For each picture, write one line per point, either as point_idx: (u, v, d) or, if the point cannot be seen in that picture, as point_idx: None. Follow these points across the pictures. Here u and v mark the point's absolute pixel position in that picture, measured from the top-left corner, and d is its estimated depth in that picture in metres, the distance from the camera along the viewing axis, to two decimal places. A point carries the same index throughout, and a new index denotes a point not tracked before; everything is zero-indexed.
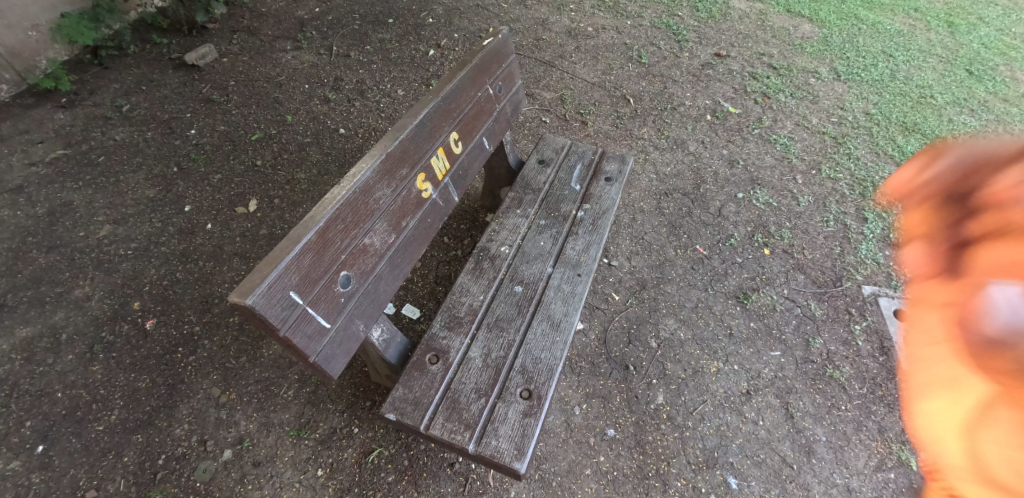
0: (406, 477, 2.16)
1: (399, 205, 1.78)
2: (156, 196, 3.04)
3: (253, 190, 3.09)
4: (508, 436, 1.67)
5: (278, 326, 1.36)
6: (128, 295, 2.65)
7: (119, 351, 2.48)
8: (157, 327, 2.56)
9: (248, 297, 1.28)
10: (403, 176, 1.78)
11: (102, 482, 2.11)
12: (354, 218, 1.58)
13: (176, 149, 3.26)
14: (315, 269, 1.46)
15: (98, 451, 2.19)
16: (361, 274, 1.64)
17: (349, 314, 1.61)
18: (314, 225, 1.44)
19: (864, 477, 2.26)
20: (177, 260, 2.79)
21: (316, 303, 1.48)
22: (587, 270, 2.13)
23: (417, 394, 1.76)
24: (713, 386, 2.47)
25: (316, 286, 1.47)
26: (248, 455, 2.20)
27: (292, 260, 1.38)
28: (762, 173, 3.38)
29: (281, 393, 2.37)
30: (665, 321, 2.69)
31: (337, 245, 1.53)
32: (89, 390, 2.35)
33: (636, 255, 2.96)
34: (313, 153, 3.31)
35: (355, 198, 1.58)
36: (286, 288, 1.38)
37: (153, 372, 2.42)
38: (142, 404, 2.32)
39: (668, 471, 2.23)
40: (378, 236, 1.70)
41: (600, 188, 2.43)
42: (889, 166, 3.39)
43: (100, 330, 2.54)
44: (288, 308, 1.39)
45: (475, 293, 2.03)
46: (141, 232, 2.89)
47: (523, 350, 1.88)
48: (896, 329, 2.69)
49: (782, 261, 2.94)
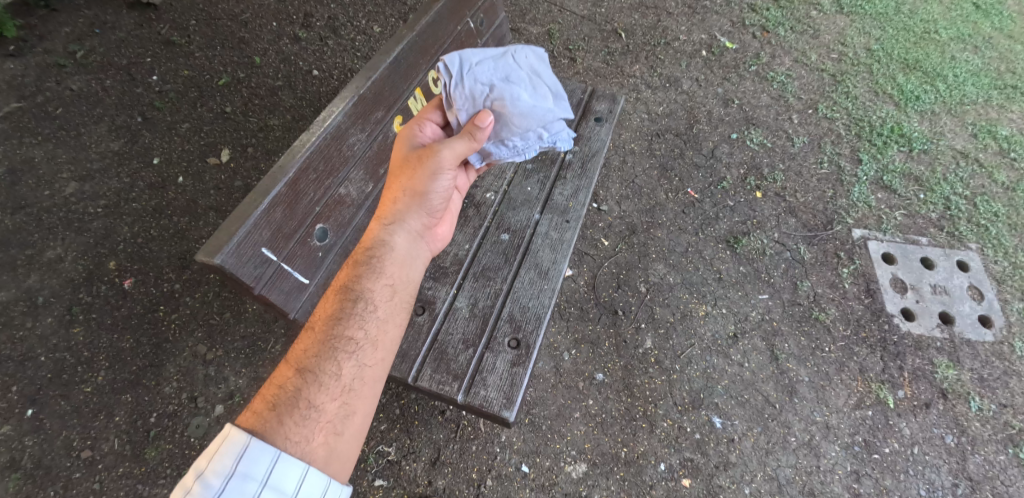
0: (398, 425, 2.21)
1: (377, 152, 1.68)
2: (123, 149, 2.87)
3: (224, 138, 2.94)
4: (496, 386, 1.68)
5: (253, 285, 1.33)
6: (103, 254, 2.55)
7: (99, 311, 2.41)
8: (135, 286, 2.47)
9: (217, 256, 1.23)
10: (380, 119, 1.67)
11: (96, 442, 2.13)
12: (327, 167, 1.50)
13: (140, 98, 3.06)
14: (287, 224, 1.40)
15: (89, 413, 2.19)
16: (337, 226, 1.58)
17: (327, 268, 1.57)
18: (284, 177, 1.37)
19: (842, 414, 2.35)
20: (150, 217, 2.66)
21: (292, 259, 1.44)
22: (576, 216, 2.06)
23: (404, 346, 1.74)
24: (701, 330, 2.49)
25: (291, 242, 1.42)
26: (240, 410, 2.23)
27: (261, 215, 1.32)
28: (757, 113, 3.28)
29: (268, 348, 2.35)
30: (654, 266, 2.66)
31: (311, 197, 1.46)
32: (73, 353, 2.31)
33: (626, 200, 2.89)
34: (286, 97, 3.12)
35: (327, 145, 1.49)
36: (257, 245, 1.33)
37: (136, 332, 2.37)
38: (129, 364, 2.30)
39: (655, 412, 2.28)
40: (354, 186, 1.62)
41: (589, 129, 2.33)
42: (886, 106, 3.31)
43: (77, 292, 2.45)
44: (261, 265, 1.35)
45: (460, 242, 1.96)
46: (111, 188, 2.74)
47: (510, 299, 1.85)
48: (882, 271, 2.71)
49: (774, 205, 2.90)
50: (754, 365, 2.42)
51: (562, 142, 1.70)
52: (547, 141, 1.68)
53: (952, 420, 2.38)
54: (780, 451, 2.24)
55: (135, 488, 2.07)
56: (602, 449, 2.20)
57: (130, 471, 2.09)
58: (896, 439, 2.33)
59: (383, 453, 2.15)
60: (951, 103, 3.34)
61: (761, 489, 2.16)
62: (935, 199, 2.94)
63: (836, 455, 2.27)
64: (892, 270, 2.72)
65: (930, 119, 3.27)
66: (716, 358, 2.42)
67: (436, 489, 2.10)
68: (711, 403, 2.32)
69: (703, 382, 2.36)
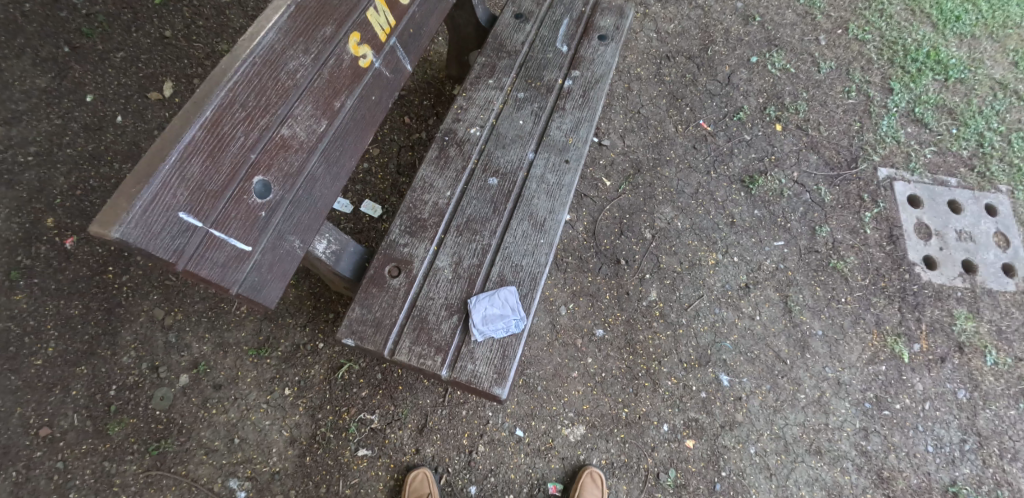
0: (380, 391, 2.04)
1: (328, 80, 1.35)
2: (52, 87, 2.31)
3: (166, 68, 2.49)
4: (486, 359, 1.47)
5: (172, 259, 1.06)
6: (39, 211, 2.12)
7: (42, 276, 2.05)
8: (80, 247, 2.11)
9: (114, 228, 0.96)
10: (329, 37, 1.32)
11: (54, 419, 1.89)
12: (260, 102, 1.18)
13: (64, 23, 2.42)
14: (211, 179, 1.11)
15: (43, 387, 1.92)
16: (285, 177, 1.28)
17: (276, 229, 1.28)
18: (198, 117, 1.06)
19: (855, 370, 2.21)
20: (89, 165, 2.22)
21: (225, 222, 1.16)
22: (576, 156, 1.77)
23: (377, 314, 1.50)
24: (710, 280, 2.28)
25: (220, 202, 1.13)
26: (206, 378, 2.01)
27: (171, 170, 1.03)
28: (781, 33, 2.91)
29: (233, 312, 2.12)
30: (661, 210, 2.41)
31: (240, 142, 1.16)
32: (18, 322, 1.97)
33: (631, 133, 2.58)
34: (236, 17, 2.68)
35: (257, 73, 1.16)
36: (172, 209, 1.04)
37: (85, 296, 2.05)
38: (80, 333, 2.00)
39: (659, 370, 2.11)
40: (302, 124, 1.30)
41: (591, 49, 1.98)
42: (924, 27, 2.95)
43: (14, 256, 2.05)
44: (183, 234, 1.07)
45: (440, 189, 1.68)
46: (40, 132, 2.23)
47: (501, 256, 1.60)
48: (906, 216, 2.49)
49: (795, 139, 2.62)
50: (766, 318, 2.24)
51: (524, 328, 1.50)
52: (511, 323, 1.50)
53: (966, 375, 2.26)
54: (788, 409, 2.11)
55: (101, 466, 1.86)
56: (601, 410, 2.05)
57: (94, 448, 1.88)
58: (907, 395, 2.20)
59: (366, 421, 2.00)
60: (994, 26, 2.99)
61: (767, 448, 2.05)
62: (968, 135, 2.68)
63: (846, 412, 2.14)
64: (918, 215, 2.50)
65: (969, 43, 2.93)
66: (726, 310, 2.24)
67: (424, 457, 1.97)
68: (719, 360, 2.15)
69: (711, 337, 2.19)
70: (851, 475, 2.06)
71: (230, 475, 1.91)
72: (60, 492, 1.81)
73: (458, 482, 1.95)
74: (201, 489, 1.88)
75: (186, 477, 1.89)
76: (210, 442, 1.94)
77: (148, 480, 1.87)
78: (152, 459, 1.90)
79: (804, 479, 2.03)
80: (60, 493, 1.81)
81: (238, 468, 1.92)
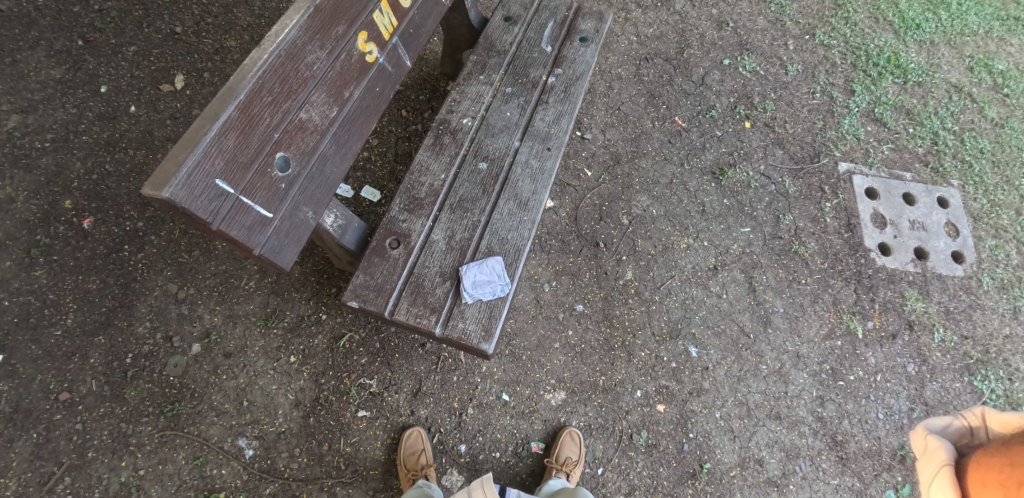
0: (378, 358, 2.23)
1: (340, 72, 1.54)
2: (66, 77, 2.45)
3: (177, 63, 2.62)
4: (475, 318, 1.66)
5: (209, 219, 1.24)
6: (58, 193, 2.25)
7: (61, 253, 2.18)
8: (96, 227, 2.24)
9: (164, 189, 1.15)
10: (341, 35, 1.51)
11: (74, 384, 2.02)
12: (283, 89, 1.38)
13: (78, 18, 2.58)
14: (242, 152, 1.30)
15: (62, 355, 2.05)
16: (301, 155, 1.47)
17: (293, 202, 1.47)
18: (233, 99, 1.26)
19: (813, 344, 2.42)
20: (104, 151, 2.37)
21: (252, 191, 1.34)
22: (557, 144, 1.97)
23: (379, 280, 1.69)
24: (681, 262, 2.50)
25: (248, 173, 1.32)
26: (218, 347, 2.17)
27: (210, 142, 1.22)
28: (752, 37, 3.14)
29: (242, 288, 2.27)
30: (638, 198, 2.62)
31: (267, 122, 1.35)
32: (38, 296, 2.10)
33: (611, 128, 2.79)
34: (243, 15, 2.81)
35: (281, 64, 1.36)
36: (209, 176, 1.23)
37: (101, 272, 2.19)
38: (97, 305, 2.14)
39: (634, 342, 2.33)
40: (317, 109, 1.49)
41: (573, 50, 2.18)
42: (886, 34, 3.20)
43: (34, 233, 2.18)
44: (218, 199, 1.26)
45: (435, 172, 1.88)
46: (56, 120, 2.37)
47: (489, 231, 1.79)
48: (864, 206, 2.71)
49: (762, 135, 2.85)
50: (732, 296, 2.46)
51: (511, 290, 1.70)
52: (498, 290, 1.70)
53: (915, 351, 2.45)
54: (750, 378, 2.33)
55: (118, 427, 2.00)
56: (580, 377, 2.26)
57: (111, 411, 2.02)
58: (861, 367, 2.40)
59: (365, 386, 2.19)
60: (952, 34, 3.22)
61: (731, 413, 2.26)
62: (924, 134, 2.91)
63: (804, 381, 2.35)
64: (874, 205, 2.72)
65: (928, 49, 3.17)
66: (695, 289, 2.46)
67: (419, 418, 2.17)
68: (688, 333, 2.38)
69: (682, 312, 2.41)
70: (807, 438, 2.26)
71: (240, 435, 2.06)
72: (80, 451, 1.95)
73: (449, 441, 2.15)
74: (212, 447, 2.03)
75: (198, 437, 2.03)
76: (221, 405, 2.09)
77: (162, 439, 2.01)
78: (166, 420, 2.04)
79: (765, 441, 2.23)
80: (80, 452, 1.95)
81: (247, 428, 2.07)
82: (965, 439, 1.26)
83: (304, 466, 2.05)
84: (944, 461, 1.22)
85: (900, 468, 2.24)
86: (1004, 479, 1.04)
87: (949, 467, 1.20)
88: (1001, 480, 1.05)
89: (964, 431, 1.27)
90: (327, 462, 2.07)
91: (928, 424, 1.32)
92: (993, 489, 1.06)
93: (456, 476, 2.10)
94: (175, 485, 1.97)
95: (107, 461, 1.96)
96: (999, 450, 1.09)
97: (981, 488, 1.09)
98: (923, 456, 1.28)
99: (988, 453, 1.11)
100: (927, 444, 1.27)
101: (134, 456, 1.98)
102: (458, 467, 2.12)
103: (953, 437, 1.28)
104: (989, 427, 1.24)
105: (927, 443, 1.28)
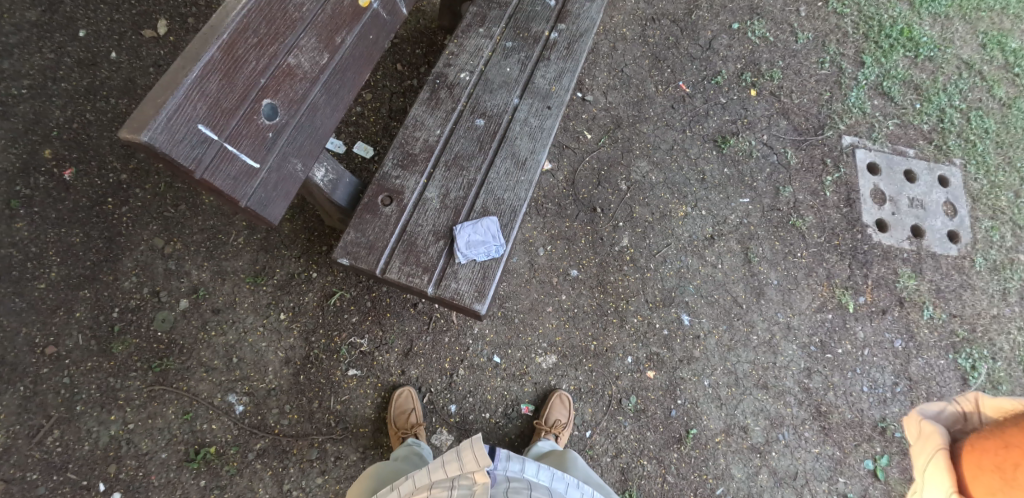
0: (369, 317, 2.21)
1: (331, 16, 1.46)
2: (43, 20, 2.33)
3: (159, 7, 2.49)
4: (468, 279, 1.64)
5: (191, 166, 1.19)
6: (36, 142, 2.17)
7: (42, 205, 2.11)
8: (78, 178, 2.17)
9: (143, 132, 1.09)
10: None
11: (59, 338, 1.99)
12: (269, 31, 1.30)
13: None
14: (226, 97, 1.24)
15: (47, 309, 2.01)
16: (290, 103, 1.40)
17: (282, 152, 1.41)
18: (215, 39, 1.18)
19: (805, 316, 2.43)
20: (84, 99, 2.27)
21: (237, 139, 1.29)
22: (557, 103, 1.91)
23: (371, 238, 1.65)
24: (678, 230, 2.48)
25: (233, 120, 1.26)
26: (206, 303, 2.14)
27: (192, 85, 1.16)
28: (763, 2, 3.04)
29: (230, 244, 2.22)
30: (637, 164, 2.58)
31: (252, 66, 1.28)
32: (19, 248, 2.05)
33: (614, 90, 2.71)
34: None
35: (268, 3, 1.28)
36: (192, 121, 1.17)
37: (85, 225, 2.13)
38: (81, 259, 2.09)
39: (626, 309, 2.33)
40: (306, 54, 1.41)
41: (578, 5, 2.09)
42: (900, 5, 3.10)
43: (12, 184, 2.11)
44: (201, 145, 1.20)
45: (430, 128, 1.82)
46: (32, 65, 2.26)
47: (484, 191, 1.75)
48: (864, 182, 2.68)
49: (767, 105, 2.78)
50: (726, 267, 2.45)
51: (506, 251, 1.67)
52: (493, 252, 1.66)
53: (904, 326, 2.47)
54: (740, 348, 2.34)
55: (106, 382, 1.98)
56: (572, 342, 2.27)
57: (99, 366, 1.99)
58: (849, 341, 2.42)
59: (356, 345, 2.17)
60: (968, 8, 3.13)
61: (719, 381, 2.28)
62: (930, 110, 2.86)
63: (792, 353, 2.37)
64: (875, 181, 2.69)
65: (942, 23, 3.08)
66: (691, 258, 2.44)
67: (409, 378, 2.17)
68: (681, 301, 2.37)
69: (676, 281, 2.40)
70: (793, 407, 2.29)
71: (230, 391, 2.05)
72: (68, 405, 1.93)
73: (439, 401, 2.16)
74: (202, 403, 2.02)
75: (187, 392, 2.03)
76: (210, 361, 2.07)
77: (151, 394, 2.00)
78: (155, 375, 2.02)
79: (750, 409, 2.26)
80: (68, 406, 1.93)
81: (237, 384, 2.06)
82: (959, 424, 1.21)
83: (294, 422, 2.06)
84: (939, 445, 1.16)
85: (879, 440, 2.29)
86: (999, 462, 1.00)
87: (944, 451, 1.14)
88: (997, 462, 1.00)
89: (959, 415, 1.22)
90: (317, 419, 2.07)
91: (922, 410, 1.28)
92: (991, 473, 1.01)
93: (445, 435, 2.12)
94: (165, 439, 1.97)
95: (96, 415, 1.95)
96: (992, 432, 1.05)
97: (978, 473, 1.04)
98: (917, 440, 1.23)
99: (983, 435, 1.07)
100: (921, 428, 1.23)
101: (123, 410, 1.97)
102: (448, 427, 2.14)
103: (947, 423, 1.23)
104: (984, 412, 1.19)
105: (922, 428, 1.23)
